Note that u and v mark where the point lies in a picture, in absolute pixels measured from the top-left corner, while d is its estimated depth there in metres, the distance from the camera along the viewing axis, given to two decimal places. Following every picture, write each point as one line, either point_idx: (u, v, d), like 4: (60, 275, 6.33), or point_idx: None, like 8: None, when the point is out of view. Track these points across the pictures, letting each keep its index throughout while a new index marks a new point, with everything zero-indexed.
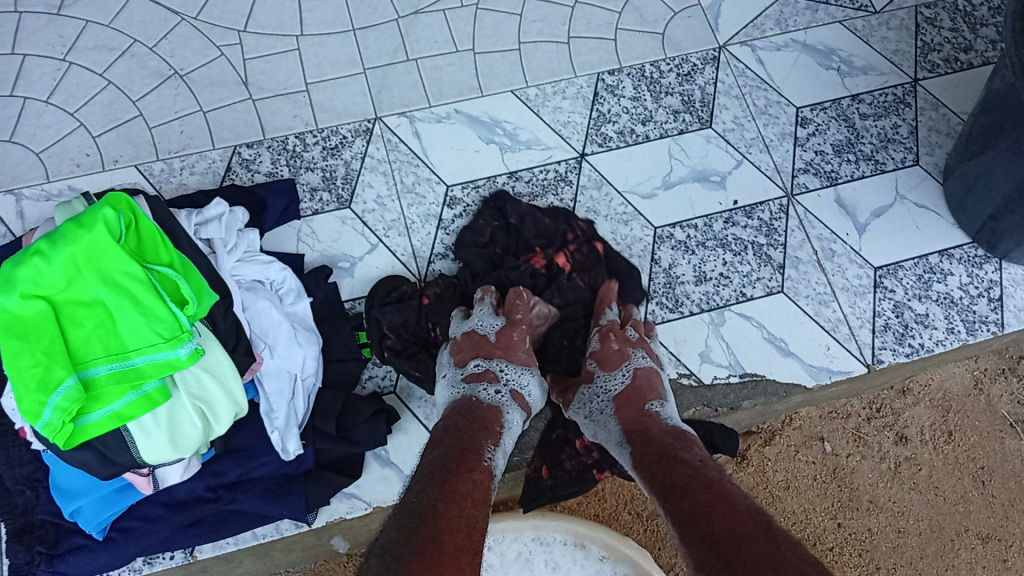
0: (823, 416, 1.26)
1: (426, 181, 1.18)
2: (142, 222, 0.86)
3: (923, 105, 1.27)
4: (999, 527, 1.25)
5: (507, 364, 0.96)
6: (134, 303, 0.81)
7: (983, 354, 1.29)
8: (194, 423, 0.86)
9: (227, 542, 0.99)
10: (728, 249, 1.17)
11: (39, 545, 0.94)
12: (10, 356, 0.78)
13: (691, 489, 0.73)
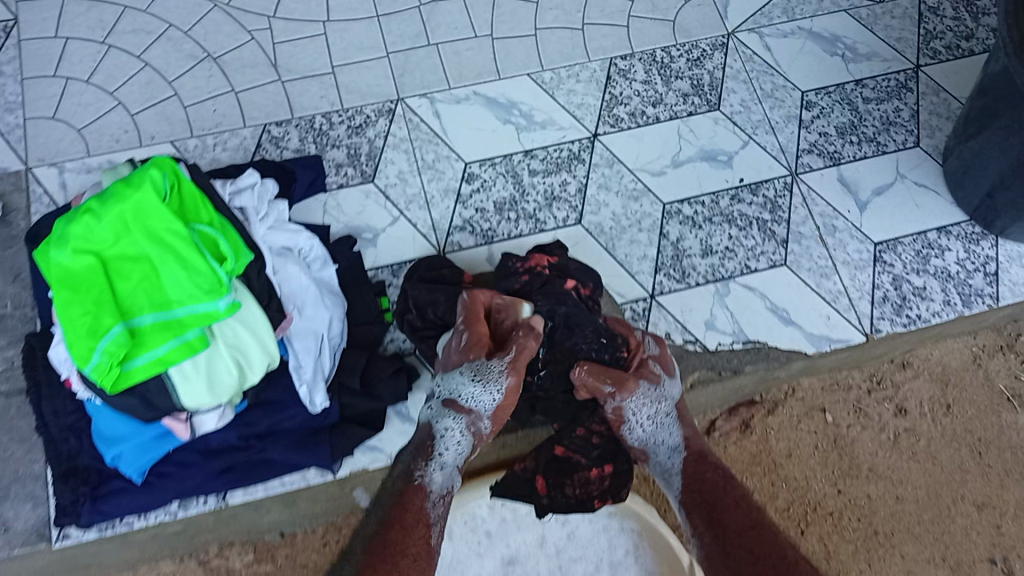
0: (824, 387, 1.17)
1: (446, 158, 1.24)
2: (183, 184, 0.93)
3: (925, 90, 1.32)
4: (994, 495, 1.14)
5: (442, 379, 1.02)
6: (177, 258, 0.88)
7: (980, 328, 1.20)
8: (231, 372, 0.92)
9: (258, 488, 1.08)
10: (734, 224, 1.23)
11: (84, 487, 1.01)
12: (62, 305, 0.85)
13: (743, 506, 0.89)
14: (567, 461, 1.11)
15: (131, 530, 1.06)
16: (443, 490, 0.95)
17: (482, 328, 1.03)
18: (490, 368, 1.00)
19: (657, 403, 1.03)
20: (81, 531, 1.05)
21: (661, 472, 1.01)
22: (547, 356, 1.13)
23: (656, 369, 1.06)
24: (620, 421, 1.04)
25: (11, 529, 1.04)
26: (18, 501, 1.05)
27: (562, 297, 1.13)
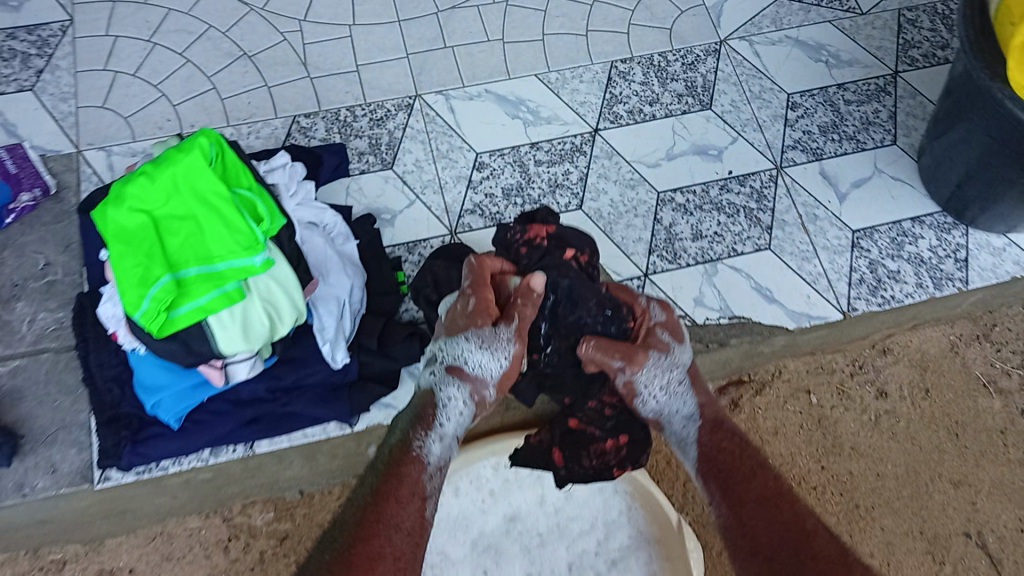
0: (809, 368, 1.26)
1: (459, 149, 1.36)
2: (228, 154, 1.06)
3: (903, 94, 1.43)
4: (971, 473, 1.21)
5: (446, 342, 0.99)
6: (219, 217, 1.01)
7: (958, 318, 1.29)
8: (263, 322, 1.03)
9: (282, 439, 1.19)
10: (723, 212, 1.33)
11: (125, 431, 1.11)
12: (118, 257, 0.98)
13: (758, 473, 0.86)
14: (581, 433, 1.20)
15: (165, 474, 1.16)
16: (442, 460, 0.94)
17: (487, 294, 1.03)
18: (497, 337, 0.99)
19: (667, 374, 1.01)
20: (120, 474, 1.15)
21: (676, 441, 1.00)
22: (550, 331, 1.16)
23: (665, 338, 1.03)
24: (632, 395, 1.03)
25: (58, 470, 1.14)
26: (65, 445, 1.16)
27: (563, 268, 1.17)
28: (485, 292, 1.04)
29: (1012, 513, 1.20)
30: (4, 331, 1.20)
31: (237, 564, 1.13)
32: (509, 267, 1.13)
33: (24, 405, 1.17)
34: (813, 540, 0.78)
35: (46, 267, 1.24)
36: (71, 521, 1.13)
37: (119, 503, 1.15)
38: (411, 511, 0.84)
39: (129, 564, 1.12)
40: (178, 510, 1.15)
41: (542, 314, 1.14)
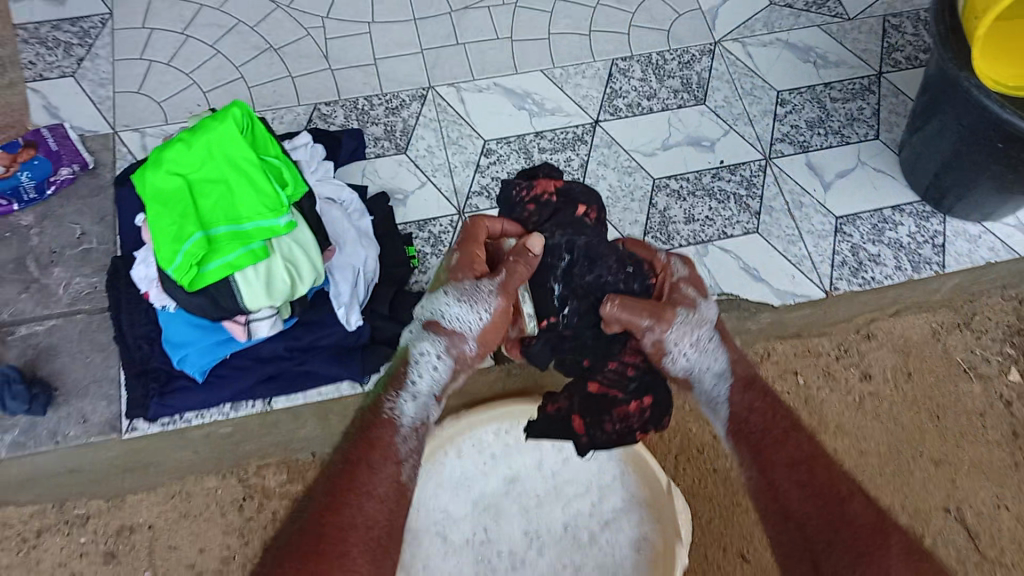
0: (796, 352, 1.34)
1: (468, 136, 1.45)
2: (258, 126, 1.16)
3: (886, 93, 1.52)
4: (950, 453, 1.31)
5: (429, 300, 1.00)
6: (248, 182, 1.11)
7: (941, 308, 1.39)
8: (284, 280, 1.11)
9: (298, 396, 1.26)
10: (715, 197, 1.42)
11: (154, 383, 1.22)
12: (155, 216, 1.08)
13: (789, 438, 0.86)
14: (603, 397, 1.18)
15: (189, 427, 1.24)
16: (415, 419, 0.93)
17: (475, 250, 1.01)
18: (479, 289, 0.97)
19: (694, 332, 0.99)
20: (147, 424, 1.24)
21: (707, 400, 0.98)
22: (565, 292, 1.10)
23: (690, 293, 1.02)
24: (660, 353, 1.00)
25: (89, 421, 1.23)
26: (95, 398, 1.24)
27: (576, 225, 1.14)
28: (475, 251, 1.02)
29: (989, 489, 1.29)
30: (42, 294, 1.30)
31: (252, 523, 1.21)
32: (511, 227, 1.08)
33: (59, 360, 1.26)
34: (848, 507, 0.79)
35: (82, 236, 1.34)
36: (98, 475, 1.21)
37: (144, 458, 1.23)
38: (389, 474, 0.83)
39: (149, 520, 1.20)
40: (197, 469, 1.23)
41: (555, 274, 1.10)
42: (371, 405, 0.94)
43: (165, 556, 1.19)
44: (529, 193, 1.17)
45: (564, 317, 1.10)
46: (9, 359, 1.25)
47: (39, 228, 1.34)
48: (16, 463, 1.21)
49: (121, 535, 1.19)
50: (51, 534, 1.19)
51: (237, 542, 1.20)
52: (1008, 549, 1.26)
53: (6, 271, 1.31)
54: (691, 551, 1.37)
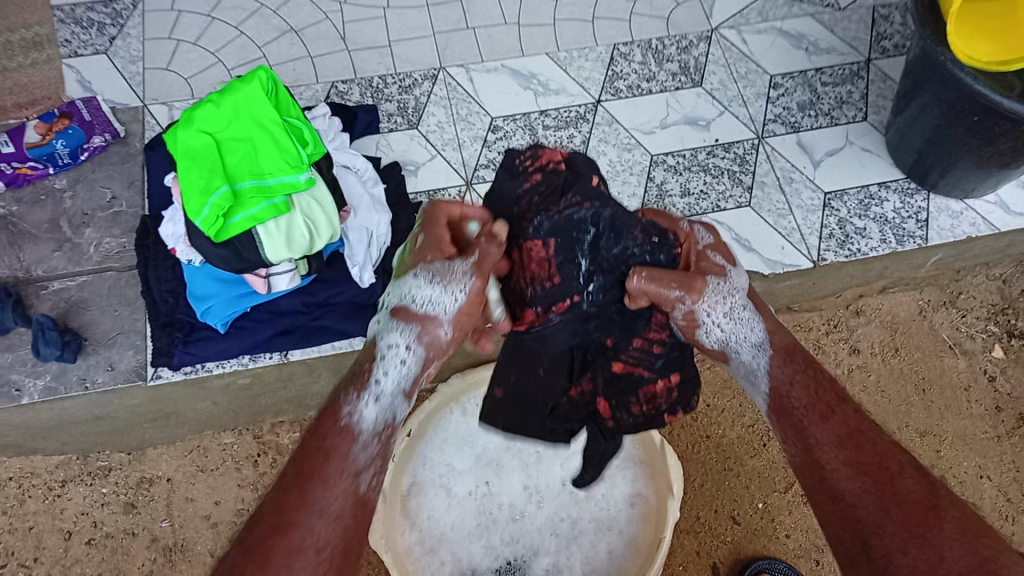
0: (790, 326, 1.43)
1: (476, 113, 1.53)
2: (281, 89, 1.28)
3: (874, 78, 1.60)
4: (936, 424, 1.40)
5: (393, 287, 0.85)
6: (271, 140, 1.22)
7: (927, 286, 1.48)
8: (303, 233, 1.22)
9: (313, 349, 1.33)
10: (709, 172, 1.50)
11: (178, 332, 1.31)
12: (184, 170, 1.19)
13: (839, 409, 0.76)
14: (628, 375, 1.00)
15: (209, 376, 1.31)
16: (380, 425, 0.78)
17: (442, 233, 0.86)
18: (452, 271, 0.83)
19: (729, 297, 0.86)
20: (170, 372, 1.30)
21: (746, 374, 0.86)
22: (591, 266, 0.96)
23: (717, 260, 0.89)
24: (689, 327, 0.87)
25: (116, 368, 1.31)
26: (122, 348, 1.32)
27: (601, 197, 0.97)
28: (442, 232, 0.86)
29: (971, 460, 1.39)
30: (74, 252, 1.38)
31: (264, 478, 1.30)
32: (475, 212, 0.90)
33: (89, 313, 1.34)
34: (899, 479, 0.69)
35: (113, 200, 1.42)
36: (121, 424, 1.31)
37: (164, 409, 1.32)
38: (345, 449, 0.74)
39: (168, 473, 1.30)
40: (214, 423, 1.32)
41: (579, 248, 0.96)
42: (325, 409, 0.78)
43: (183, 506, 1.29)
44: (532, 162, 1.00)
45: (587, 296, 0.96)
46: (43, 311, 1.34)
47: (72, 192, 1.42)
48: (49, 407, 1.29)
49: (141, 487, 1.29)
50: (76, 484, 1.29)
51: (251, 495, 1.30)
52: (986, 512, 1.37)
53: (41, 231, 1.39)
54: (684, 512, 1.35)
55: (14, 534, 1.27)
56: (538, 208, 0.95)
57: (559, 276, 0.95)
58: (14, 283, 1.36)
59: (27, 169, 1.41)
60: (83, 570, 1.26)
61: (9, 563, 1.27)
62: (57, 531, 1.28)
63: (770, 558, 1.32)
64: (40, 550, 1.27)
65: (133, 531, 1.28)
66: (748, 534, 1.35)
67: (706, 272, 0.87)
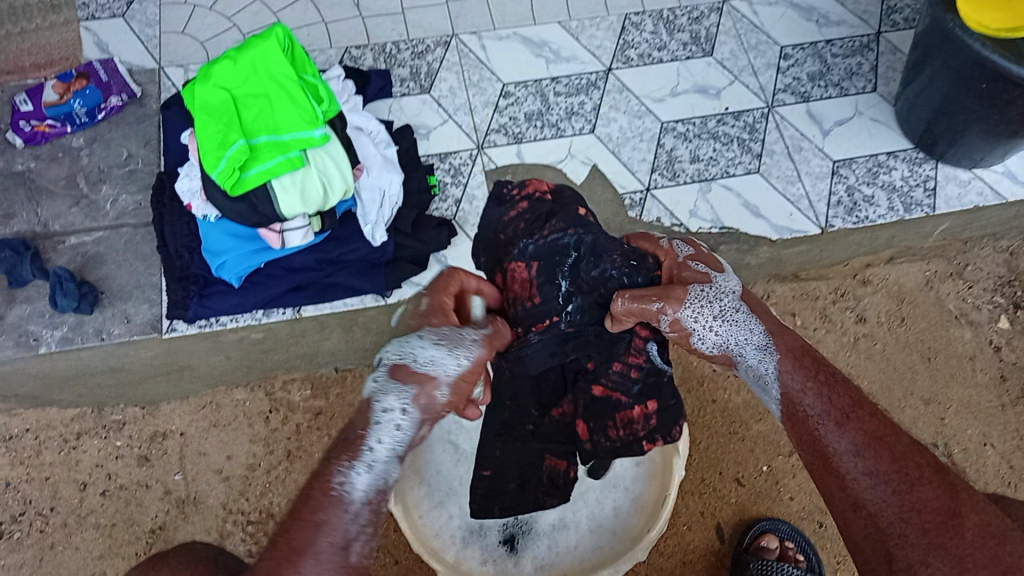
0: (795, 296, 1.45)
1: (488, 79, 1.54)
2: (298, 47, 1.32)
3: (883, 50, 1.60)
4: (940, 392, 1.42)
5: (393, 345, 0.84)
6: (287, 96, 1.26)
7: (934, 258, 1.49)
8: (317, 188, 1.26)
9: (326, 305, 1.35)
10: (719, 140, 1.52)
11: (192, 286, 1.33)
12: (203, 127, 1.25)
13: (854, 415, 0.77)
14: (607, 400, 1.09)
15: (224, 330, 1.33)
16: (373, 494, 0.74)
17: (445, 300, 0.90)
18: (460, 336, 0.85)
19: (715, 303, 0.92)
20: (186, 326, 1.33)
21: (754, 377, 0.89)
22: (569, 288, 1.05)
23: (700, 269, 0.98)
24: (684, 339, 0.94)
25: (132, 321, 1.33)
26: (137, 301, 1.34)
27: (583, 226, 1.08)
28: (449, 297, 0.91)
29: (976, 428, 1.41)
30: (90, 208, 1.40)
31: (275, 434, 1.32)
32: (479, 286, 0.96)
33: (106, 268, 1.36)
34: (917, 487, 0.70)
35: (129, 158, 1.44)
36: (136, 376, 1.33)
37: (178, 362, 1.33)
38: (340, 523, 0.70)
39: (182, 427, 1.32)
40: (227, 378, 1.34)
41: (561, 270, 1.06)
42: (317, 474, 0.74)
43: (195, 461, 1.31)
44: (517, 190, 1.17)
45: (566, 317, 1.05)
46: (61, 264, 1.36)
47: (89, 150, 1.44)
48: (64, 357, 1.31)
49: (154, 440, 1.32)
50: (90, 437, 1.31)
51: (262, 450, 1.32)
52: (989, 480, 1.39)
53: (59, 187, 1.41)
54: (688, 473, 1.36)
55: (31, 484, 1.30)
56: (525, 235, 1.09)
57: (538, 297, 1.05)
58: (32, 237, 1.38)
59: (46, 126, 1.43)
60: (98, 521, 1.29)
61: (26, 512, 1.29)
62: (72, 483, 1.30)
63: (773, 519, 1.34)
64: (56, 500, 1.29)
65: (146, 484, 1.30)
66: (751, 496, 1.36)
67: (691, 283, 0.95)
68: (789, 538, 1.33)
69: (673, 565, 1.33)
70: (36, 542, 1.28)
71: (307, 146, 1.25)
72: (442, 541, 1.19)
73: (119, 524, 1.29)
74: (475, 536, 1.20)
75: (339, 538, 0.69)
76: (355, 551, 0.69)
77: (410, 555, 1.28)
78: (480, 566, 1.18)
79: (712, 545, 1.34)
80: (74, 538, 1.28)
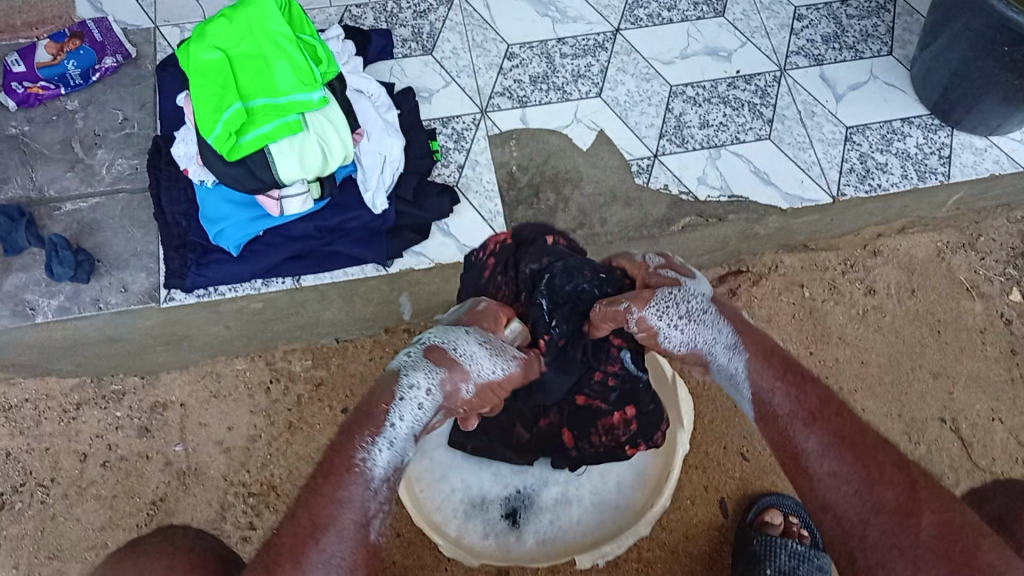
0: (804, 266, 1.41)
1: (493, 40, 1.50)
2: (294, 6, 1.29)
3: (900, 12, 1.56)
4: (949, 365, 1.39)
5: (437, 328, 0.84)
6: (285, 57, 1.23)
7: (946, 228, 1.46)
8: (316, 153, 1.23)
9: (326, 275, 1.33)
10: (729, 105, 1.48)
11: (189, 254, 1.32)
12: (197, 88, 1.20)
13: (821, 414, 0.74)
14: (589, 409, 0.97)
15: (222, 300, 1.32)
16: (389, 472, 0.75)
17: (497, 314, 0.86)
18: (506, 347, 0.83)
19: (683, 304, 0.84)
20: (184, 296, 1.31)
21: (726, 377, 0.84)
22: (553, 304, 0.89)
23: (670, 274, 0.88)
24: (652, 340, 0.85)
25: (129, 290, 1.31)
26: (134, 270, 1.32)
27: (554, 250, 0.94)
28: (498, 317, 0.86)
29: (985, 403, 1.38)
30: (86, 173, 1.37)
31: (276, 404, 1.31)
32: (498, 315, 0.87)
33: (102, 235, 1.34)
34: (879, 487, 0.69)
35: (125, 121, 1.40)
36: (135, 348, 1.32)
37: (177, 331, 1.32)
38: (358, 500, 0.72)
39: (181, 398, 1.31)
40: (227, 348, 1.33)
41: (538, 291, 0.90)
42: (338, 444, 0.74)
43: (196, 431, 1.29)
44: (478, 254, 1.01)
45: (557, 330, 0.88)
46: (56, 232, 1.33)
47: (84, 113, 1.40)
48: (58, 327, 1.30)
49: (154, 410, 1.30)
50: (90, 406, 1.30)
51: (264, 421, 1.30)
52: (996, 455, 1.35)
53: (53, 151, 1.38)
54: (693, 446, 1.35)
55: (31, 454, 1.28)
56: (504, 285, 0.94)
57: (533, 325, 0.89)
58: (26, 203, 1.35)
59: (39, 88, 1.39)
60: (98, 492, 1.27)
61: (26, 482, 1.27)
62: (73, 453, 1.28)
63: (778, 495, 1.33)
64: (57, 470, 1.27)
65: (146, 454, 1.28)
66: (756, 471, 1.36)
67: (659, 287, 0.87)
68: (793, 514, 1.33)
69: (676, 539, 1.32)
70: (38, 513, 1.26)
71: (306, 110, 1.22)
72: (443, 515, 1.18)
73: (120, 495, 1.27)
74: (478, 509, 1.20)
75: (358, 515, 0.71)
76: (374, 529, 0.72)
77: (412, 527, 1.28)
78: (482, 540, 1.18)
79: (716, 519, 1.33)
80: (75, 509, 1.26)
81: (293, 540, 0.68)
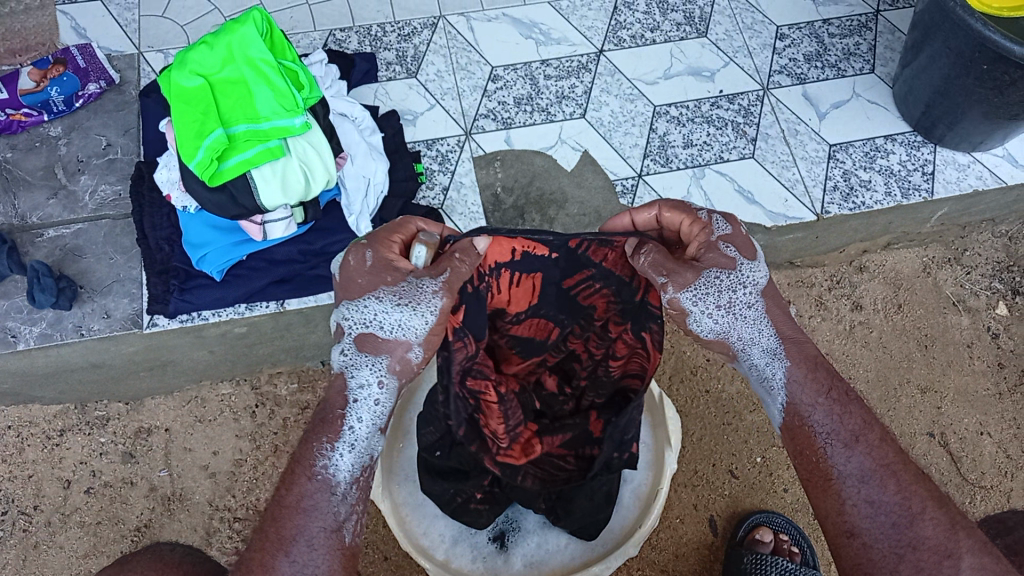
0: (790, 282, 1.44)
1: (476, 62, 1.50)
2: (276, 29, 1.29)
3: (882, 30, 1.57)
4: (935, 380, 1.40)
5: (349, 307, 0.77)
6: (266, 82, 1.23)
7: (932, 242, 1.49)
8: (299, 178, 1.24)
9: (310, 299, 1.30)
10: (712, 124, 1.48)
11: (173, 280, 1.29)
12: (178, 114, 1.20)
13: (864, 437, 0.73)
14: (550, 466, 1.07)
15: (205, 325, 1.28)
16: (356, 473, 0.76)
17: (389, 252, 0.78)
18: (421, 288, 0.76)
19: (728, 293, 0.77)
20: (167, 321, 1.27)
21: (755, 380, 0.79)
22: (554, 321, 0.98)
23: (729, 252, 0.77)
24: (680, 317, 0.78)
25: (112, 315, 1.27)
26: (118, 296, 1.29)
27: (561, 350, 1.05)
28: (392, 249, 0.79)
29: (973, 417, 1.39)
30: (69, 200, 1.36)
31: (262, 428, 1.33)
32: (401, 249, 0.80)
33: (84, 261, 1.31)
34: (918, 523, 0.70)
35: (108, 147, 1.40)
36: (117, 373, 1.31)
37: (160, 358, 1.31)
38: (325, 508, 0.74)
39: (166, 424, 1.33)
40: (212, 373, 1.35)
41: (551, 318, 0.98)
42: (299, 452, 0.76)
43: (181, 456, 1.31)
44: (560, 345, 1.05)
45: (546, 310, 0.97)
46: (38, 259, 1.32)
47: (67, 140, 1.40)
48: (43, 354, 1.25)
49: (139, 436, 1.32)
50: (73, 433, 1.32)
51: (248, 446, 1.32)
52: (985, 469, 1.37)
53: (35, 178, 1.37)
54: (682, 465, 1.34)
55: (14, 482, 1.29)
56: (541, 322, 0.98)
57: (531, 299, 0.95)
58: (8, 230, 1.33)
59: (22, 115, 1.38)
60: (82, 519, 1.28)
61: (9, 511, 1.28)
62: (56, 480, 1.29)
63: (767, 512, 1.32)
64: (40, 498, 1.29)
65: (132, 481, 1.30)
66: (745, 488, 1.35)
67: (706, 263, 0.77)
68: (784, 530, 1.31)
69: (666, 559, 1.31)
70: (20, 541, 1.27)
71: (287, 135, 1.22)
72: (431, 540, 1.15)
73: (105, 522, 1.28)
74: (466, 534, 1.17)
75: (327, 522, 0.73)
76: (347, 532, 0.74)
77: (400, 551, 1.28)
78: (471, 564, 1.15)
79: (705, 539, 1.33)
80: (59, 537, 1.28)
81: (260, 556, 0.70)
